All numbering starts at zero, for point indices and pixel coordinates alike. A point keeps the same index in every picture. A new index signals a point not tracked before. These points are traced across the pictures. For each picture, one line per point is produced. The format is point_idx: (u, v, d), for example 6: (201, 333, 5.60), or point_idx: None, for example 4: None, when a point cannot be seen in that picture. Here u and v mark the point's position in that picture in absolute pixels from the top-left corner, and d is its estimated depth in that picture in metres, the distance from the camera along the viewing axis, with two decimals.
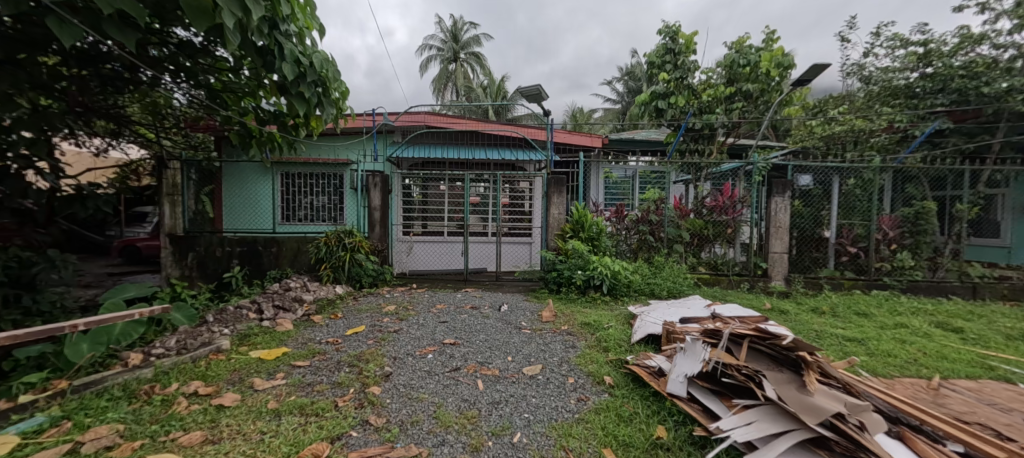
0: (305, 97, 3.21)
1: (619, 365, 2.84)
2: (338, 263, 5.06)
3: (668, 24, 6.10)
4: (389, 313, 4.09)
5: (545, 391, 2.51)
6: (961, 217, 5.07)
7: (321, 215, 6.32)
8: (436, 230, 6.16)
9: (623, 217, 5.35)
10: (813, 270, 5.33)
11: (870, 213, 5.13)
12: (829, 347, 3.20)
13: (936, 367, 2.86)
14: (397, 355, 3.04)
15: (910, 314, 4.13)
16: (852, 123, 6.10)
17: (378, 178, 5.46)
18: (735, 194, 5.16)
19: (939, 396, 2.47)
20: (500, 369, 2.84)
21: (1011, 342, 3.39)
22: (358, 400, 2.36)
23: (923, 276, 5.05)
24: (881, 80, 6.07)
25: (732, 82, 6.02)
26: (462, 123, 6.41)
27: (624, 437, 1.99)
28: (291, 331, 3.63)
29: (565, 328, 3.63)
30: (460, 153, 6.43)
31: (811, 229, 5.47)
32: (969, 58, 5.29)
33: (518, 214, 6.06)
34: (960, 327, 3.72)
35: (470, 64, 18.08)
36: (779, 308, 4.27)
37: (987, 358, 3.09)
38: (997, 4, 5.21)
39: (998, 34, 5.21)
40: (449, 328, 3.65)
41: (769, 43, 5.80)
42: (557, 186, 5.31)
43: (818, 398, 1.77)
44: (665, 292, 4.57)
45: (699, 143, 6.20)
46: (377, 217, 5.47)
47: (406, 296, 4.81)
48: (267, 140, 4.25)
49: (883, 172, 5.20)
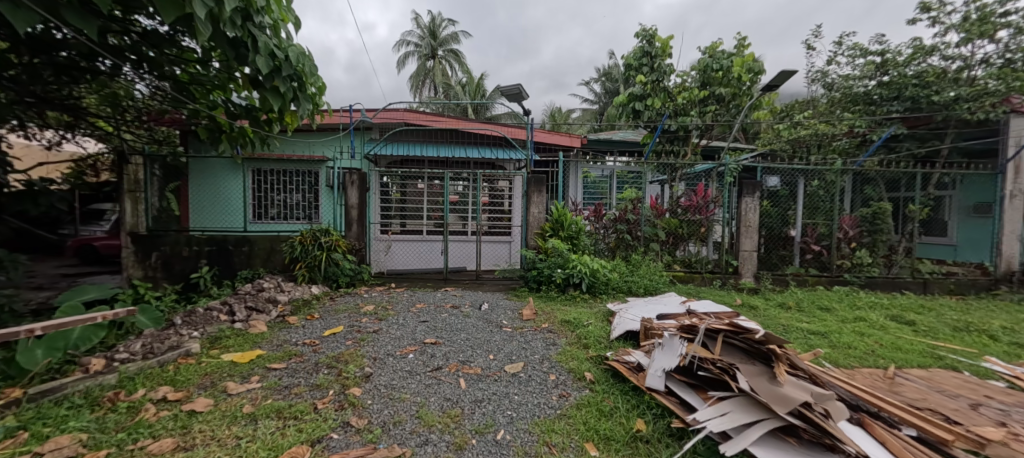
0: (279, 91, 3.14)
1: (599, 362, 2.89)
2: (314, 262, 4.91)
3: (645, 28, 6.22)
4: (367, 313, 4.02)
5: (528, 389, 2.54)
6: (913, 217, 5.44)
7: (295, 213, 6.13)
8: (415, 229, 6.10)
9: (601, 216, 5.44)
10: (780, 267, 5.58)
11: (832, 213, 5.43)
12: (795, 340, 3.37)
13: (891, 357, 3.06)
14: (377, 355, 3.00)
15: (868, 308, 4.40)
16: (816, 127, 6.38)
17: (355, 175, 5.31)
18: (708, 194, 5.37)
19: (894, 384, 2.64)
20: (482, 367, 2.84)
21: (957, 334, 3.66)
22: (338, 402, 2.32)
23: (880, 273, 5.37)
24: (842, 87, 6.36)
25: (706, 86, 6.20)
26: (440, 120, 6.25)
27: (605, 431, 2.05)
28: (265, 333, 3.53)
29: (545, 326, 3.66)
30: (439, 151, 6.34)
31: (779, 228, 5.69)
32: (922, 68, 5.64)
33: (498, 212, 6.09)
34: (912, 320, 3.98)
35: (448, 61, 17.91)
36: (749, 303, 4.45)
37: (936, 348, 3.34)
38: (946, 19, 5.58)
39: (947, 47, 5.57)
40: (430, 327, 3.63)
41: (741, 48, 6.00)
42: (536, 185, 5.29)
43: (787, 388, 1.87)
44: (642, 290, 4.68)
45: (673, 144, 6.39)
46: (355, 216, 5.32)
47: (385, 296, 4.72)
48: (239, 134, 4.15)
49: (845, 174, 5.49)
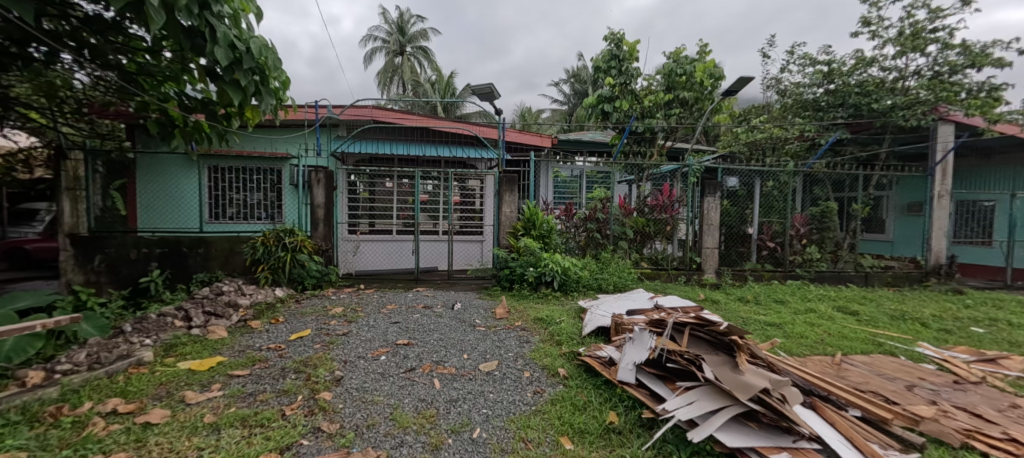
0: (240, 85, 2.99)
1: (571, 357, 2.95)
2: (277, 264, 4.69)
3: (613, 32, 6.38)
4: (336, 316, 3.91)
5: (503, 386, 2.57)
6: (856, 215, 5.89)
7: (256, 212, 5.86)
8: (385, 228, 5.99)
9: (571, 215, 5.54)
10: (739, 263, 5.88)
11: (785, 212, 5.79)
12: (754, 331, 3.58)
13: (837, 345, 3.31)
14: (348, 358, 2.93)
15: (817, 300, 4.74)
16: (771, 131, 6.79)
17: (322, 174, 5.12)
18: (673, 194, 5.60)
19: (841, 369, 2.86)
20: (456, 367, 2.84)
21: (894, 322, 4.00)
22: (307, 407, 2.24)
23: (827, 267, 5.79)
24: (794, 94, 6.79)
25: (670, 89, 6.45)
26: (411, 118, 6.13)
27: (579, 424, 2.12)
28: (226, 338, 3.36)
29: (519, 324, 3.69)
30: (409, 149, 6.22)
31: (738, 226, 6.00)
32: (863, 78, 6.10)
33: (469, 212, 6.08)
34: (856, 310, 4.32)
35: (417, 58, 17.62)
36: (711, 298, 4.68)
37: (877, 336, 3.63)
38: (884, 33, 6.08)
39: (884, 59, 6.07)
40: (402, 328, 3.57)
41: (703, 54, 6.28)
42: (508, 184, 5.30)
43: (749, 376, 1.99)
44: (611, 287, 4.80)
45: (640, 145, 6.60)
46: (321, 215, 5.13)
47: (354, 297, 4.59)
48: (194, 129, 3.91)
49: (796, 175, 5.87)
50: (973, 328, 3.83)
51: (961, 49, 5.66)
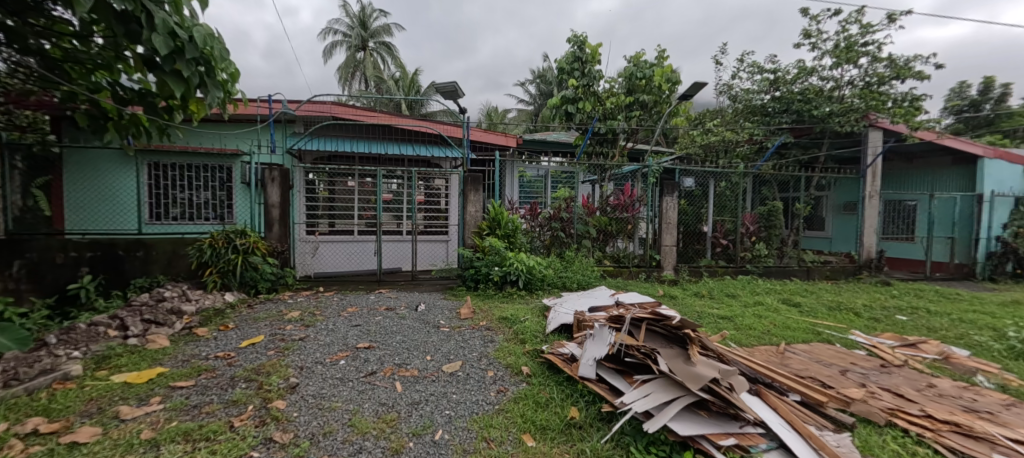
0: (182, 76, 2.79)
1: (535, 355, 2.98)
2: (227, 267, 4.40)
3: (576, 34, 6.50)
4: (292, 320, 3.73)
5: (466, 387, 2.56)
6: (799, 214, 6.33)
7: (203, 212, 5.51)
8: (345, 229, 5.79)
9: (536, 215, 5.59)
10: (695, 260, 6.17)
11: (737, 211, 6.13)
12: (707, 324, 3.76)
13: (781, 335, 3.55)
14: (304, 364, 2.81)
15: (764, 293, 5.05)
16: (723, 134, 7.17)
17: (277, 172, 4.87)
18: (634, 193, 5.78)
19: (784, 357, 3.08)
20: (419, 369, 2.79)
21: (830, 312, 4.34)
22: (259, 417, 2.13)
23: (774, 262, 6.19)
24: (743, 100, 7.21)
25: (631, 92, 6.65)
26: (374, 115, 5.97)
27: (541, 421, 2.15)
28: (168, 348, 3.12)
29: (483, 324, 3.69)
30: (370, 147, 6.04)
31: (694, 225, 6.29)
32: (805, 86, 6.56)
33: (434, 211, 6.00)
34: (798, 302, 4.65)
35: (380, 54, 17.16)
36: (669, 293, 4.88)
37: (816, 326, 3.93)
38: (822, 45, 6.57)
39: (823, 69, 6.56)
40: (363, 331, 3.47)
41: (661, 59, 6.53)
42: (473, 184, 5.26)
43: (700, 367, 2.09)
44: (575, 285, 4.89)
45: (602, 146, 6.76)
46: (276, 215, 4.88)
47: (312, 301, 4.41)
48: (130, 123, 3.61)
49: (746, 176, 6.23)
50: (897, 316, 4.23)
51: (887, 62, 6.21)
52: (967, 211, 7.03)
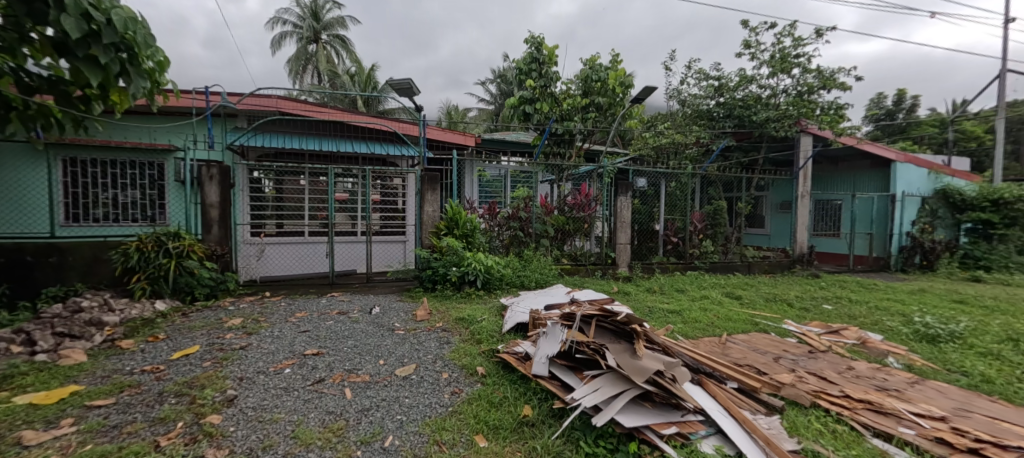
0: (99, 63, 2.52)
1: (490, 355, 2.98)
2: (157, 273, 4.05)
3: (533, 35, 6.56)
4: (233, 329, 3.49)
5: (419, 390, 2.51)
6: (741, 213, 6.78)
7: (130, 213, 5.06)
8: (295, 230, 5.51)
9: (495, 214, 5.58)
10: (648, 257, 6.42)
11: (686, 211, 6.46)
12: (657, 318, 3.93)
13: (724, 327, 3.77)
14: (244, 374, 2.64)
15: (710, 287, 5.36)
16: (674, 137, 7.45)
17: (215, 169, 4.54)
18: (590, 193, 5.93)
19: (725, 348, 3.27)
20: (370, 374, 2.70)
21: (767, 303, 4.68)
22: (189, 435, 1.97)
23: (719, 258, 6.57)
24: (692, 104, 7.60)
25: (587, 94, 6.81)
26: (324, 111, 5.72)
27: (494, 421, 2.14)
28: (85, 363, 2.82)
29: (440, 325, 3.64)
30: (321, 144, 5.76)
31: (647, 223, 6.56)
32: (746, 93, 7.02)
33: (390, 211, 5.88)
34: (740, 295, 4.97)
35: (334, 47, 16.48)
36: (623, 290, 5.06)
37: (755, 317, 4.21)
38: (760, 56, 7.05)
39: (761, 78, 7.05)
40: (312, 337, 3.31)
41: (615, 63, 6.73)
42: (430, 183, 5.17)
43: (645, 360, 2.17)
44: (533, 283, 4.94)
45: (560, 147, 6.88)
46: (215, 216, 4.55)
47: (257, 307, 4.14)
48: (37, 114, 3.14)
49: (695, 177, 6.57)
50: (824, 305, 4.64)
51: (816, 73, 6.77)
52: (883, 209, 7.79)
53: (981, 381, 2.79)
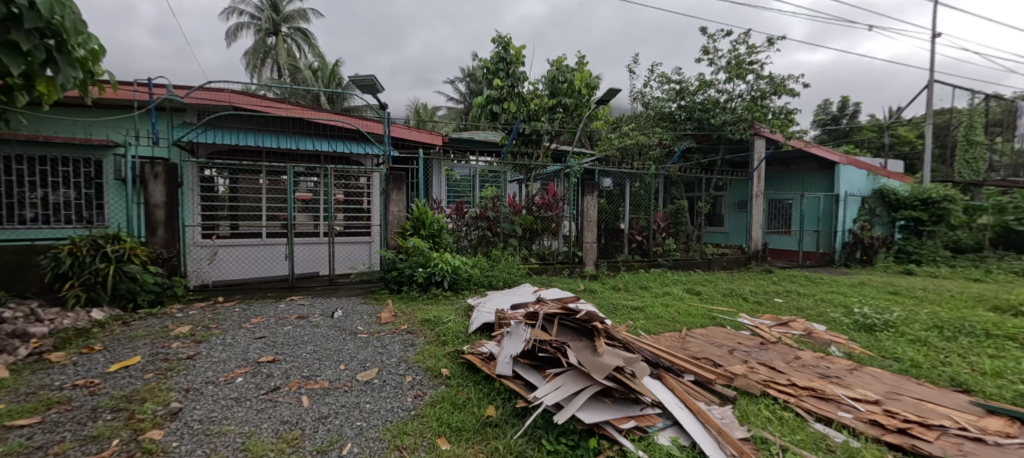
0: (20, 50, 2.28)
1: (455, 356, 2.95)
2: (93, 278, 3.74)
3: (500, 35, 6.56)
4: (181, 337, 3.27)
5: (381, 395, 2.44)
6: (701, 212, 7.07)
7: (64, 214, 4.66)
8: (251, 232, 5.25)
9: (463, 214, 5.53)
10: (614, 255, 6.58)
11: (650, 210, 6.66)
12: (621, 315, 4.03)
13: (684, 322, 3.91)
14: (191, 385, 2.48)
15: (672, 284, 5.55)
16: (638, 138, 7.58)
17: (161, 167, 4.26)
18: (557, 193, 5.99)
19: (685, 342, 3.39)
20: (329, 380, 2.61)
21: (724, 298, 4.90)
22: (126, 453, 1.83)
23: (681, 256, 6.83)
24: (655, 107, 7.84)
25: (554, 95, 6.87)
26: (283, 107, 5.47)
27: (457, 423, 2.13)
28: (6, 379, 2.56)
29: (404, 328, 3.57)
30: (280, 141, 5.51)
31: (613, 222, 6.71)
32: (705, 97, 7.32)
33: (354, 211, 5.72)
34: (699, 291, 5.19)
35: (296, 41, 15.84)
36: (590, 288, 5.16)
37: (713, 311, 4.40)
38: (718, 61, 7.37)
39: (718, 83, 7.37)
40: (268, 343, 3.17)
41: (581, 65, 6.83)
42: (396, 182, 5.07)
43: (605, 356, 2.22)
44: (501, 283, 4.94)
45: (527, 146, 6.92)
46: (160, 217, 4.27)
47: (209, 313, 3.92)
48: None
49: (658, 178, 6.78)
50: (775, 299, 4.91)
51: (768, 79, 7.16)
52: (828, 208, 8.33)
53: (910, 366, 3.04)
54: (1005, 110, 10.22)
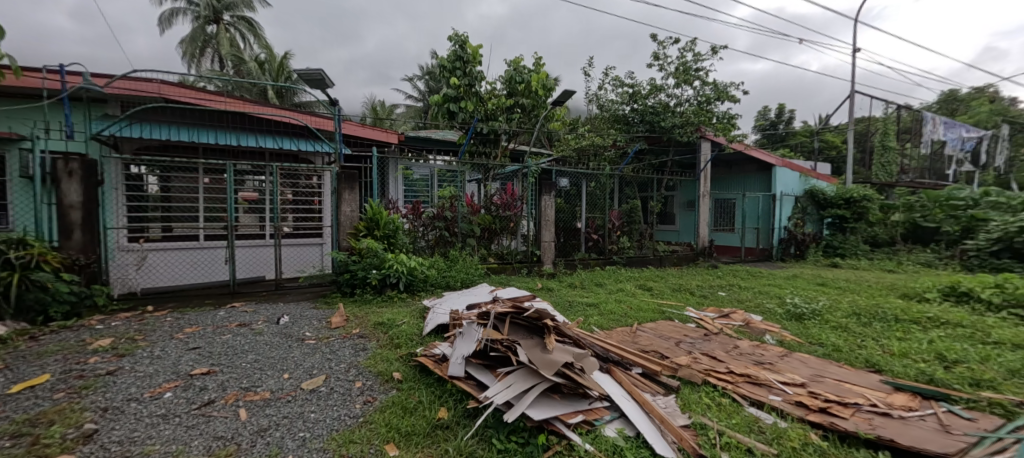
0: None
1: (408, 359, 2.90)
2: None
3: (457, 33, 6.49)
4: (100, 351, 2.97)
5: (327, 403, 2.35)
6: (653, 211, 7.39)
7: None
8: (186, 234, 4.89)
9: (419, 214, 5.44)
10: (571, 253, 6.72)
11: (605, 209, 6.87)
12: (576, 312, 4.12)
13: (635, 317, 4.07)
14: (110, 404, 2.26)
15: (625, 280, 5.76)
16: (593, 139, 7.85)
17: (77, 164, 3.89)
18: (515, 192, 6.03)
19: (635, 336, 3.53)
20: (271, 390, 2.48)
21: (673, 293, 5.15)
22: None
23: (634, 253, 7.10)
24: (609, 109, 8.08)
25: (512, 95, 6.90)
26: (223, 101, 5.12)
27: (406, 428, 2.08)
28: None
29: (356, 332, 3.46)
30: (218, 137, 5.14)
31: (570, 221, 6.84)
32: (656, 101, 7.63)
33: (304, 212, 5.47)
34: (650, 286, 5.41)
35: (240, 31, 14.88)
36: (547, 286, 5.24)
37: (662, 306, 4.61)
38: (668, 67, 7.72)
39: (668, 87, 7.72)
40: (204, 354, 2.95)
41: (538, 66, 6.91)
42: (348, 181, 4.89)
43: (555, 353, 2.26)
44: (459, 283, 4.89)
45: (485, 146, 6.91)
46: (76, 219, 3.89)
47: (136, 324, 3.58)
48: None
49: (613, 178, 7.00)
50: (719, 293, 5.22)
51: (712, 86, 7.58)
52: (767, 207, 8.99)
53: (833, 350, 3.34)
54: (914, 119, 11.45)
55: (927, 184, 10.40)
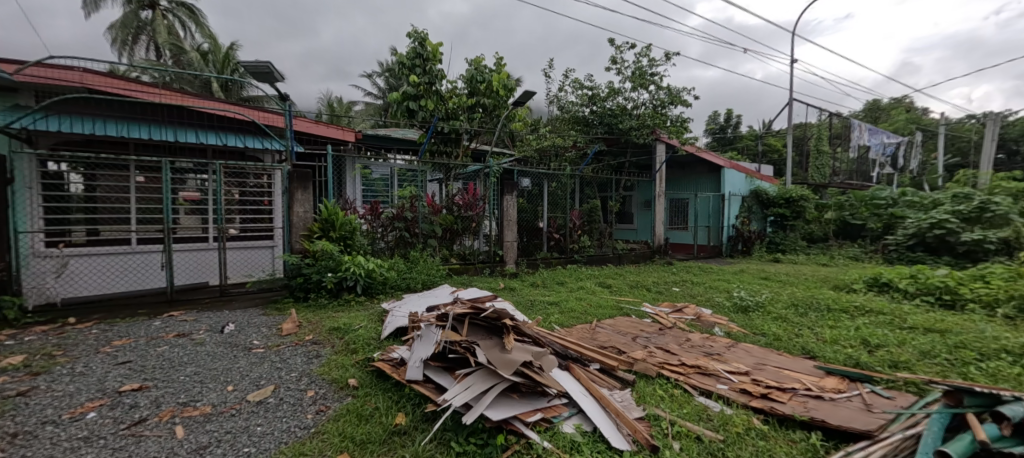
0: None
1: (365, 365, 2.80)
2: None
3: (416, 30, 6.37)
4: (7, 370, 2.64)
5: (276, 415, 2.23)
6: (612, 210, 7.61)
7: None
8: (116, 237, 4.47)
9: (378, 214, 5.30)
10: (533, 253, 6.78)
11: (566, 209, 6.99)
12: (537, 311, 4.16)
13: (594, 314, 4.17)
14: (20, 429, 2.01)
15: (585, 278, 5.89)
16: (554, 140, 8.00)
17: None
18: (477, 192, 6.00)
19: (594, 333, 3.62)
20: (213, 405, 2.31)
21: (630, 290, 5.34)
22: None
23: (594, 251, 7.28)
24: (569, 110, 8.23)
25: (473, 94, 6.86)
26: (157, 93, 4.72)
27: (360, 436, 2.02)
28: None
29: (309, 339, 3.31)
30: (152, 132, 4.73)
31: (532, 221, 6.74)
32: (614, 104, 7.85)
33: (253, 212, 5.17)
34: (609, 284, 5.57)
35: (179, 18, 13.79)
36: (509, 286, 5.26)
37: (620, 303, 4.76)
38: (625, 70, 7.97)
39: (625, 91, 7.98)
40: (135, 369, 2.71)
41: (499, 67, 6.92)
42: (301, 181, 4.66)
43: (513, 352, 2.27)
44: (420, 285, 4.80)
45: (446, 145, 6.83)
46: None
47: (54, 338, 3.22)
48: None
49: (573, 178, 7.14)
50: (672, 288, 5.46)
51: (666, 90, 7.92)
52: (717, 206, 9.53)
53: (773, 339, 3.60)
54: (843, 125, 12.55)
55: (854, 185, 11.45)
